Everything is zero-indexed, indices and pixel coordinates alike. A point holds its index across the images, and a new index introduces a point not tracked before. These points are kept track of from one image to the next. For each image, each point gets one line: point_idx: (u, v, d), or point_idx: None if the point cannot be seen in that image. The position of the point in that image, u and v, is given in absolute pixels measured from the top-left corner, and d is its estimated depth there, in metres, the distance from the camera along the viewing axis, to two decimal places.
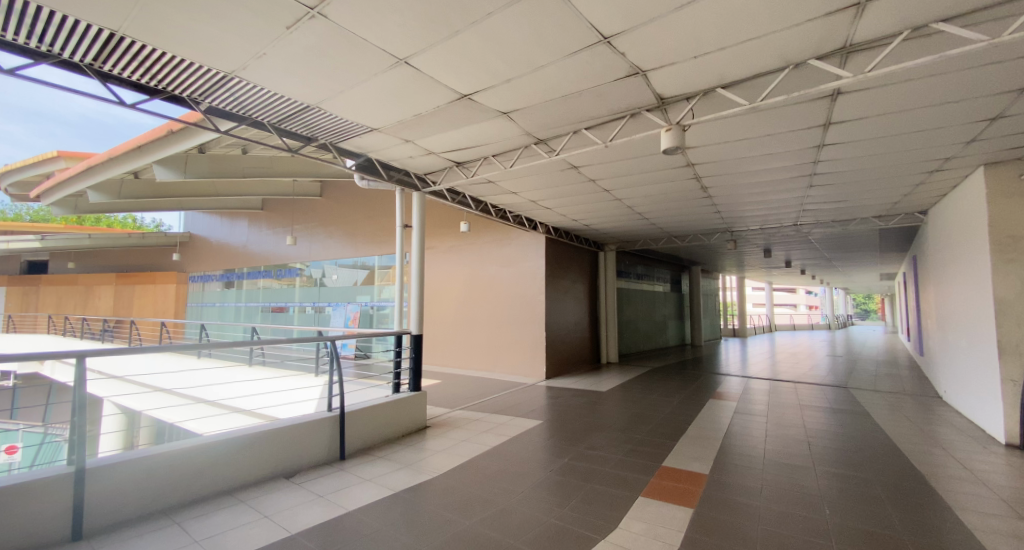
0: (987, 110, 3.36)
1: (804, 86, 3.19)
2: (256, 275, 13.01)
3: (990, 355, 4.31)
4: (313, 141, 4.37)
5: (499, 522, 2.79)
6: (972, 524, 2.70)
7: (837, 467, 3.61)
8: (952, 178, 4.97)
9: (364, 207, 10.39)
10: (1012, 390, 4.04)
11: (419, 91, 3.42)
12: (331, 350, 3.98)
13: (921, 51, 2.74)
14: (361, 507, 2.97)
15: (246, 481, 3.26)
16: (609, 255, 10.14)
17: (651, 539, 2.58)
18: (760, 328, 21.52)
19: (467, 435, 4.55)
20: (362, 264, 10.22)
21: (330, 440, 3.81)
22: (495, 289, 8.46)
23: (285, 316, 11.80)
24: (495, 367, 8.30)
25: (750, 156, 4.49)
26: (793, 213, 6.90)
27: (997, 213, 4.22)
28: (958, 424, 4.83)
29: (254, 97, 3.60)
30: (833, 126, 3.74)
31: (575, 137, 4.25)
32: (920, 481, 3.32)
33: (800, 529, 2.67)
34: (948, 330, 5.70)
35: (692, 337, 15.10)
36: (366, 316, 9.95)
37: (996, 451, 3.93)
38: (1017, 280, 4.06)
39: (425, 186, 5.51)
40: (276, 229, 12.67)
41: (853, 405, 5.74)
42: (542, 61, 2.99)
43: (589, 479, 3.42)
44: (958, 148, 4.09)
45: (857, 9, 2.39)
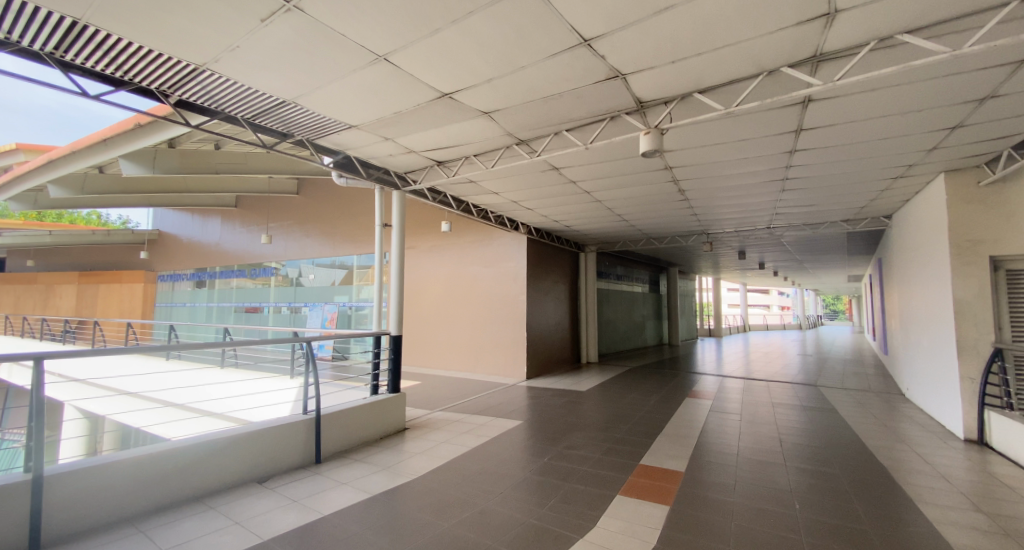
0: (949, 120, 3.51)
1: (778, 93, 3.28)
2: (229, 275, 12.64)
3: (949, 354, 4.51)
4: (288, 137, 4.27)
5: (479, 523, 2.77)
6: (933, 516, 2.81)
7: (807, 463, 3.72)
8: (915, 184, 5.18)
9: (342, 205, 10.22)
10: (970, 388, 4.24)
11: (399, 89, 3.38)
12: (307, 350, 3.87)
13: (887, 61, 2.85)
14: (337, 511, 2.91)
15: (217, 486, 3.15)
16: (589, 255, 10.22)
17: (630, 537, 2.61)
18: (734, 328, 22.06)
19: (447, 436, 4.52)
20: (340, 263, 10.05)
21: (305, 443, 3.72)
22: (476, 289, 8.44)
23: (260, 316, 11.49)
24: (476, 368, 8.28)
25: (726, 160, 4.60)
26: (767, 216, 7.08)
27: (957, 218, 4.43)
28: (920, 420, 5.03)
29: (227, 91, 3.49)
30: (805, 133, 3.86)
31: (556, 138, 4.27)
32: (886, 476, 3.45)
33: (772, 524, 2.74)
34: (911, 330, 5.94)
35: (670, 336, 15.38)
36: (344, 317, 9.78)
37: (956, 446, 4.11)
38: (975, 282, 4.26)
39: (405, 185, 5.45)
40: (250, 227, 12.34)
41: (823, 403, 5.92)
42: (524, 62, 2.99)
43: (568, 479, 3.44)
44: (921, 156, 4.28)
45: (826, 19, 2.47)
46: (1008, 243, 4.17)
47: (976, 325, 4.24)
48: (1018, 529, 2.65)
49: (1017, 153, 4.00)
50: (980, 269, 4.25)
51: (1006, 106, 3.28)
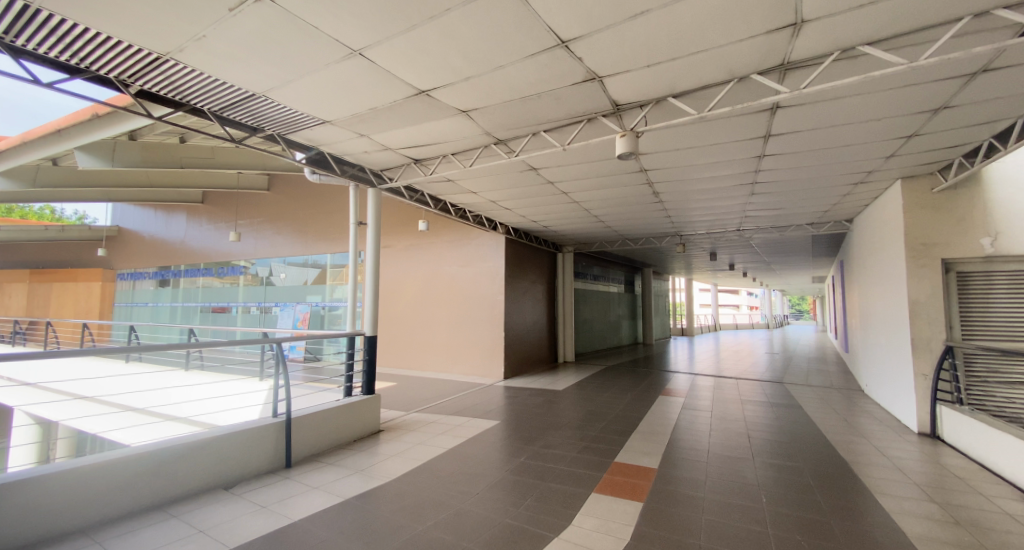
0: (905, 128, 3.69)
1: (748, 99, 3.38)
2: (194, 273, 12.17)
3: (905, 351, 4.75)
4: (259, 131, 4.13)
5: (455, 525, 2.75)
6: (890, 507, 2.96)
7: (775, 458, 3.84)
8: (875, 189, 5.44)
9: (316, 203, 9.99)
10: (923, 384, 4.47)
11: (375, 84, 3.31)
12: (277, 352, 3.73)
13: (850, 71, 2.98)
14: (308, 517, 2.83)
15: (179, 494, 3.02)
16: (566, 256, 10.31)
17: (604, 535, 2.64)
18: (705, 328, 22.60)
19: (423, 438, 4.47)
20: (313, 263, 9.81)
21: (274, 446, 3.61)
22: (453, 290, 8.38)
23: (227, 316, 11.10)
24: (453, 368, 8.23)
25: (699, 163, 4.71)
26: (737, 218, 7.29)
27: (913, 223, 4.67)
28: (878, 415, 5.29)
29: (193, 82, 3.35)
30: (773, 138, 3.99)
31: (534, 138, 4.28)
32: (847, 469, 3.59)
33: (741, 518, 2.81)
34: (870, 329, 6.22)
35: (645, 336, 15.67)
36: (316, 317, 9.55)
37: (910, 439, 4.33)
38: (928, 283, 4.50)
39: (382, 182, 5.38)
40: (218, 224, 11.91)
41: (789, 400, 6.14)
42: (502, 61, 2.98)
43: (544, 478, 3.45)
44: (880, 162, 4.49)
45: (793, 29, 2.56)
46: (958, 247, 4.43)
47: (930, 324, 4.47)
48: (966, 517, 2.81)
49: (967, 161, 4.24)
50: (934, 271, 4.49)
51: (957, 117, 3.48)
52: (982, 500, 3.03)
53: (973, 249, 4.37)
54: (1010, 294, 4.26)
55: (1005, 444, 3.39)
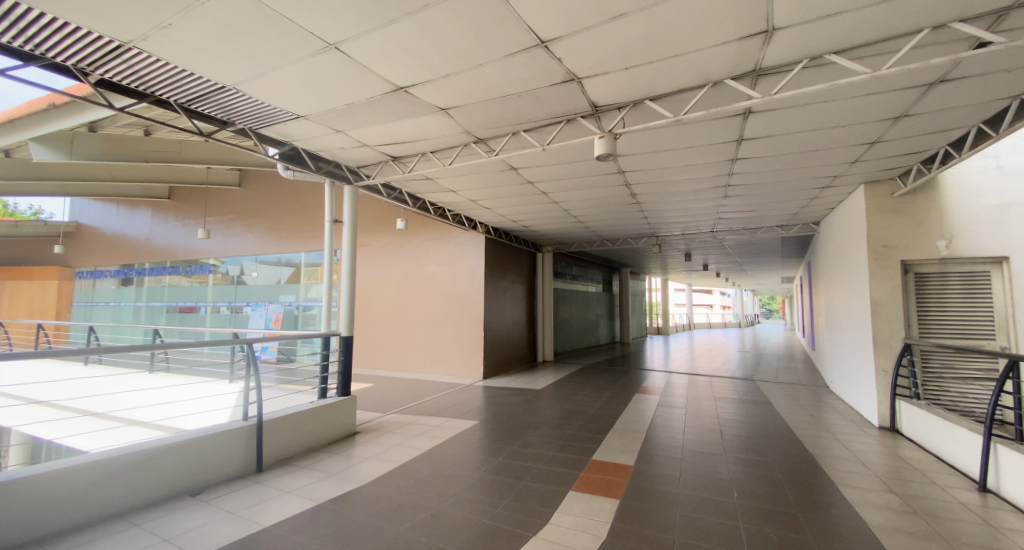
0: (869, 135, 3.85)
1: (722, 104, 3.46)
2: (160, 272, 11.68)
3: (867, 349, 4.96)
4: (229, 125, 3.99)
5: (432, 526, 2.72)
6: (853, 498, 3.09)
7: (746, 453, 3.96)
8: (840, 194, 5.66)
9: (290, 200, 9.75)
10: (884, 380, 4.68)
11: (351, 79, 3.25)
12: (248, 353, 3.61)
13: (819, 78, 3.08)
14: (280, 522, 2.76)
15: (142, 502, 2.89)
16: (545, 256, 10.36)
17: (581, 532, 2.66)
18: (680, 326, 23.09)
19: (400, 439, 4.41)
20: (286, 261, 9.56)
21: (245, 451, 3.49)
22: (432, 290, 8.32)
23: (195, 317, 10.71)
24: (431, 369, 8.15)
25: (675, 166, 4.80)
26: (711, 220, 7.47)
27: (875, 226, 4.87)
28: (842, 410, 5.51)
29: (158, 72, 3.21)
30: (746, 142, 4.10)
31: (514, 138, 4.29)
32: (814, 463, 3.72)
33: (714, 513, 2.88)
34: (835, 328, 6.48)
35: (622, 335, 15.91)
36: (290, 317, 9.32)
37: (871, 433, 4.53)
38: (889, 284, 4.71)
39: (358, 180, 5.28)
40: (186, 220, 11.48)
41: (759, 396, 6.33)
42: (481, 60, 2.96)
43: (522, 477, 3.45)
44: (845, 167, 4.67)
45: (764, 36, 2.64)
46: (916, 250, 4.65)
47: (890, 323, 4.68)
48: (923, 506, 2.95)
49: (924, 168, 4.45)
50: (894, 272, 4.71)
51: (916, 125, 3.66)
52: (936, 490, 3.20)
53: (929, 251, 4.60)
54: (963, 294, 4.51)
55: (958, 437, 3.58)
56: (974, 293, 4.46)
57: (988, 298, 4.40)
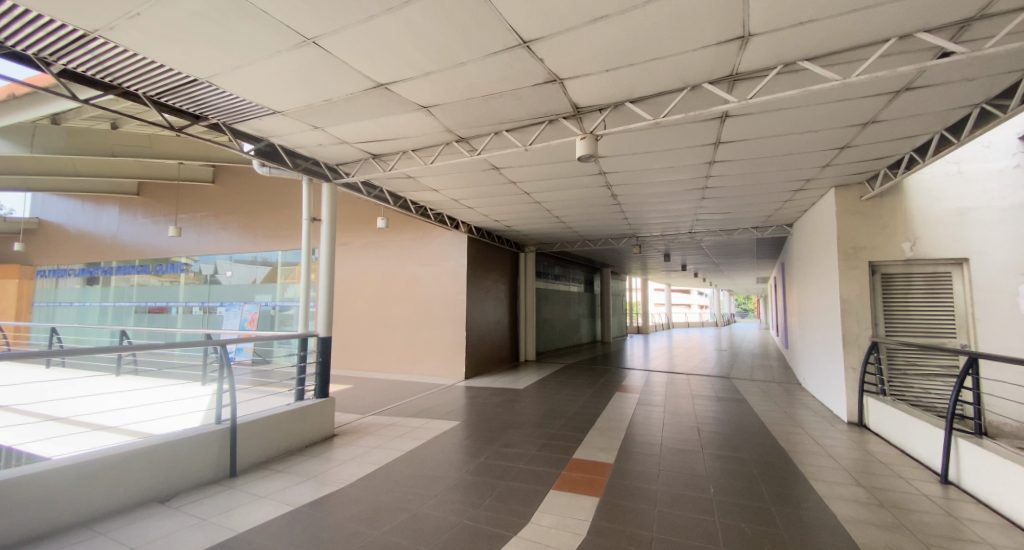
0: (840, 140, 3.98)
1: (700, 107, 3.52)
2: (128, 271, 11.26)
3: (837, 347, 5.13)
4: (202, 119, 3.87)
5: (411, 528, 2.70)
6: (824, 492, 3.18)
7: (722, 450, 4.04)
8: (812, 197, 5.84)
9: (267, 197, 9.51)
10: (852, 376, 4.84)
11: (330, 75, 3.19)
12: (221, 354, 3.49)
13: (792, 84, 3.16)
14: (254, 528, 2.69)
15: (108, 510, 2.78)
16: (528, 256, 10.37)
17: (561, 531, 2.67)
18: (660, 325, 23.42)
19: (380, 441, 4.35)
20: (262, 260, 9.34)
21: (218, 455, 3.39)
22: (413, 289, 8.24)
23: (166, 317, 10.37)
24: (411, 369, 8.08)
25: (654, 167, 4.86)
26: (689, 221, 7.60)
27: (845, 228, 5.03)
28: (813, 406, 5.68)
29: (126, 64, 3.09)
30: (723, 145, 4.18)
31: (496, 138, 4.28)
32: (787, 458, 3.83)
33: (691, 508, 2.93)
34: (807, 327, 6.68)
35: (603, 334, 16.06)
36: (266, 318, 9.12)
37: (841, 428, 4.68)
38: (857, 284, 4.88)
39: (337, 177, 5.18)
40: (156, 217, 11.09)
41: (734, 394, 6.48)
42: (463, 58, 2.94)
43: (503, 477, 3.45)
44: (817, 171, 4.81)
45: (741, 42, 2.70)
46: (883, 251, 4.83)
47: (859, 322, 4.84)
48: (889, 499, 3.07)
49: (890, 172, 4.62)
50: (862, 272, 4.88)
51: (883, 131, 3.80)
52: (901, 483, 3.32)
53: (895, 252, 4.78)
54: (926, 294, 4.71)
55: (921, 431, 3.73)
56: (936, 294, 4.68)
57: (949, 298, 4.62)
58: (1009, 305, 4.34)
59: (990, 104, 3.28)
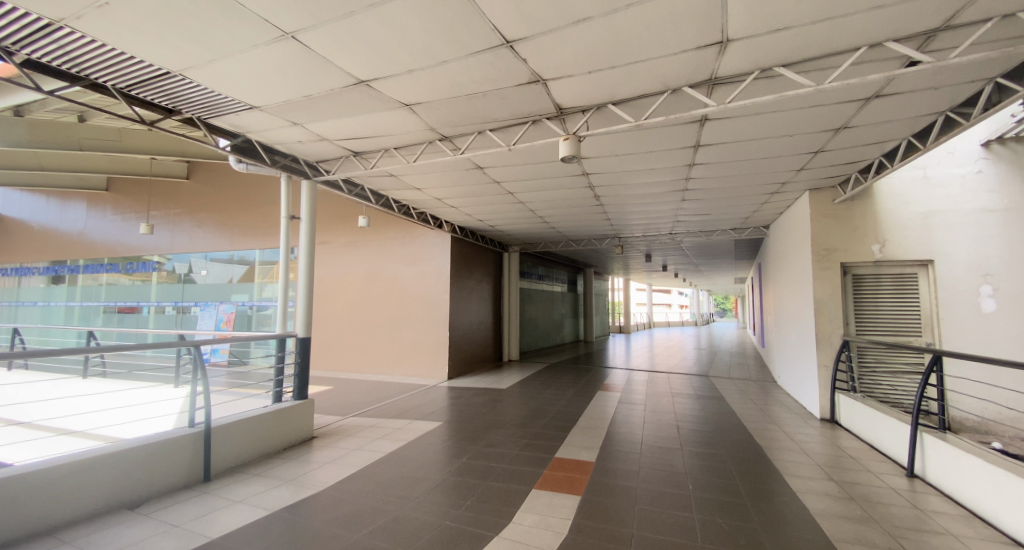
0: (813, 144, 4.10)
1: (680, 110, 3.58)
2: (96, 269, 10.84)
3: (810, 346, 5.28)
4: (175, 114, 3.75)
5: (392, 531, 2.67)
6: (797, 487, 3.27)
7: (701, 447, 4.12)
8: (788, 199, 5.99)
9: (245, 194, 9.28)
10: (825, 374, 4.98)
11: (309, 71, 3.13)
12: (195, 356, 3.38)
13: (769, 89, 3.24)
14: (228, 534, 2.62)
15: (73, 518, 2.67)
16: (512, 256, 10.37)
17: (542, 530, 2.68)
18: (641, 324, 23.74)
19: (360, 442, 4.30)
20: (239, 259, 9.13)
21: (191, 460, 3.28)
22: (396, 289, 8.16)
23: (137, 317, 10.06)
24: (392, 370, 8.00)
25: (636, 169, 4.93)
26: (670, 222, 7.72)
27: (818, 230, 5.18)
28: (788, 403, 5.84)
29: (94, 55, 2.97)
30: (702, 148, 4.26)
31: (479, 137, 4.27)
32: (762, 454, 3.92)
33: (671, 505, 2.98)
34: (782, 327, 6.85)
35: (585, 334, 16.19)
36: (243, 318, 8.93)
37: (814, 425, 4.82)
38: (830, 284, 5.03)
39: (317, 174, 5.08)
40: (127, 214, 10.71)
41: (713, 392, 6.61)
42: (446, 56, 2.92)
43: (485, 478, 3.44)
44: (792, 175, 4.94)
45: (719, 47, 2.75)
46: (854, 253, 4.99)
47: (832, 321, 4.99)
48: (859, 492, 3.17)
49: (861, 177, 4.77)
50: (834, 273, 5.03)
51: (855, 136, 3.92)
52: (870, 477, 3.44)
53: (865, 254, 4.95)
54: (895, 294, 4.89)
55: (889, 426, 3.87)
56: (903, 294, 4.86)
57: (915, 298, 4.81)
58: (970, 305, 4.55)
59: (955, 111, 3.42)
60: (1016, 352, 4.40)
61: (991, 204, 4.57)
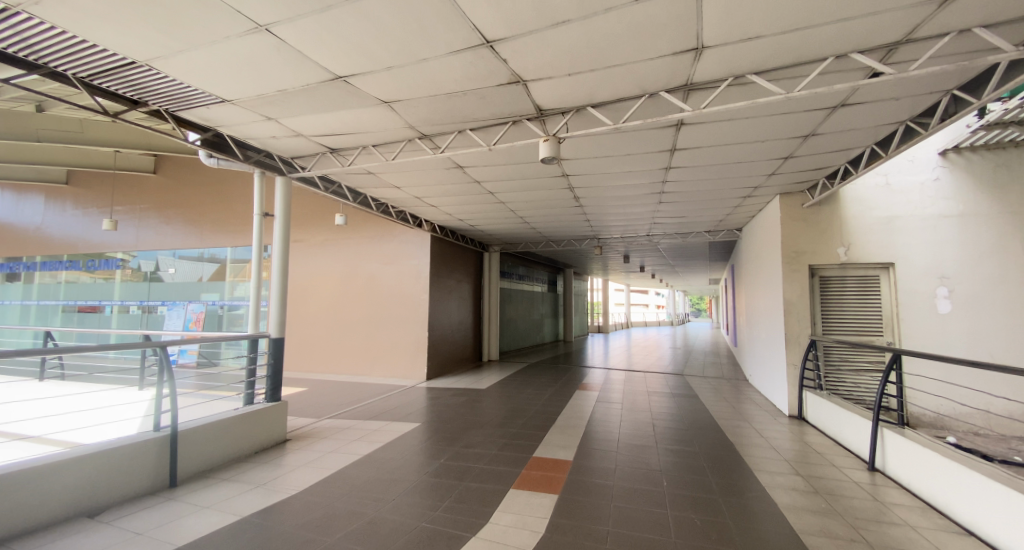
0: (784, 150, 4.24)
1: (657, 114, 3.65)
2: (54, 267, 10.33)
3: (780, 345, 5.44)
4: (141, 105, 3.60)
5: (368, 534, 2.63)
6: (766, 482, 3.38)
7: (675, 444, 4.20)
8: (760, 203, 6.16)
9: (216, 190, 8.98)
10: (793, 372, 5.15)
11: (285, 64, 3.05)
12: (161, 357, 3.24)
13: (741, 96, 3.33)
14: (195, 541, 2.54)
15: (25, 529, 2.53)
16: (492, 256, 10.35)
17: (519, 529, 2.69)
18: (619, 324, 24.05)
19: (336, 444, 4.22)
20: (209, 256, 8.84)
21: (156, 465, 3.16)
22: (373, 288, 8.04)
23: (100, 317, 9.65)
24: (369, 371, 7.89)
25: (614, 171, 4.99)
26: (647, 224, 7.85)
27: (788, 233, 5.34)
28: (758, 401, 6.01)
29: (52, 42, 2.84)
30: (678, 152, 4.35)
31: (460, 137, 4.25)
32: (734, 451, 4.03)
33: (646, 502, 3.03)
34: (754, 326, 7.05)
35: (565, 334, 16.28)
36: (212, 318, 8.67)
37: (782, 421, 4.98)
38: (799, 285, 5.19)
39: (292, 171, 4.95)
40: (88, 209, 10.22)
41: (687, 390, 6.75)
42: (425, 54, 2.90)
43: (463, 478, 3.43)
44: (764, 179, 5.09)
45: (695, 53, 2.81)
46: (821, 255, 5.17)
47: (801, 322, 5.15)
48: (823, 486, 3.30)
49: (828, 183, 4.95)
50: (803, 274, 5.20)
51: (823, 143, 4.06)
52: (835, 471, 3.58)
53: (832, 256, 5.13)
54: (858, 295, 5.10)
55: (852, 422, 4.03)
56: (867, 295, 5.06)
57: (877, 299, 5.02)
58: (927, 306, 4.79)
59: (915, 121, 3.59)
60: (968, 351, 4.65)
61: (947, 210, 4.82)
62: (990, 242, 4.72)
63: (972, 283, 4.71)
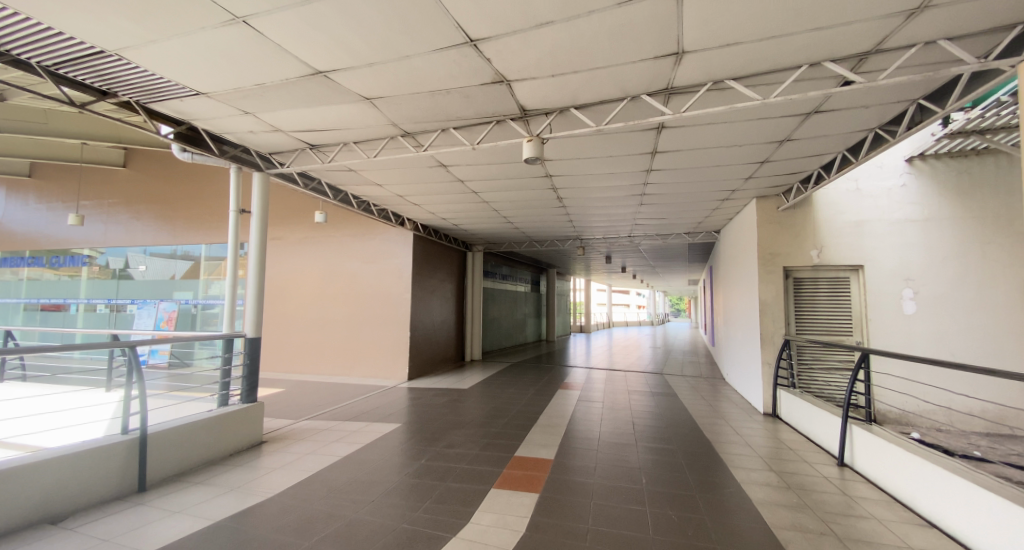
0: (761, 154, 4.34)
1: (639, 117, 3.69)
2: (16, 263, 9.86)
3: (756, 344, 5.57)
4: (110, 96, 3.47)
5: (347, 536, 2.60)
6: (741, 478, 3.46)
7: (654, 442, 4.27)
8: (738, 206, 6.30)
9: (191, 185, 8.71)
10: (768, 371, 5.28)
11: (263, 58, 2.98)
12: (130, 358, 3.13)
13: (720, 101, 3.40)
14: (165, 546, 2.46)
15: None
16: (475, 255, 10.31)
17: (500, 529, 2.69)
18: (601, 323, 24.31)
19: (314, 446, 4.15)
20: (182, 254, 8.58)
21: (124, 470, 3.05)
22: (354, 287, 7.92)
23: (64, 315, 9.27)
24: (348, 371, 7.78)
25: (597, 172, 5.03)
26: (629, 225, 7.94)
27: (764, 235, 5.48)
28: (735, 399, 6.14)
29: (13, 28, 2.71)
30: (659, 155, 4.42)
31: (443, 135, 4.22)
32: (711, 449, 4.11)
33: (625, 500, 3.07)
34: (731, 326, 7.20)
35: (547, 334, 16.35)
36: (185, 317, 8.42)
37: (758, 419, 5.11)
38: (774, 287, 5.33)
39: (270, 167, 4.84)
40: (53, 203, 9.79)
41: (666, 389, 6.86)
42: (408, 51, 2.87)
43: (444, 478, 3.41)
44: (742, 182, 5.20)
45: (676, 58, 2.86)
46: (796, 258, 5.32)
47: (775, 322, 5.28)
48: (796, 481, 3.39)
49: (802, 187, 5.09)
50: (778, 275, 5.33)
51: (797, 148, 4.18)
52: (807, 467, 3.69)
53: (805, 259, 5.28)
54: (830, 296, 5.26)
55: (823, 419, 4.15)
56: (838, 296, 5.23)
57: (848, 300, 5.20)
58: (894, 307, 4.98)
59: (883, 129, 3.72)
60: (932, 350, 4.86)
61: (912, 214, 5.02)
62: (952, 245, 4.94)
63: (936, 284, 4.92)
